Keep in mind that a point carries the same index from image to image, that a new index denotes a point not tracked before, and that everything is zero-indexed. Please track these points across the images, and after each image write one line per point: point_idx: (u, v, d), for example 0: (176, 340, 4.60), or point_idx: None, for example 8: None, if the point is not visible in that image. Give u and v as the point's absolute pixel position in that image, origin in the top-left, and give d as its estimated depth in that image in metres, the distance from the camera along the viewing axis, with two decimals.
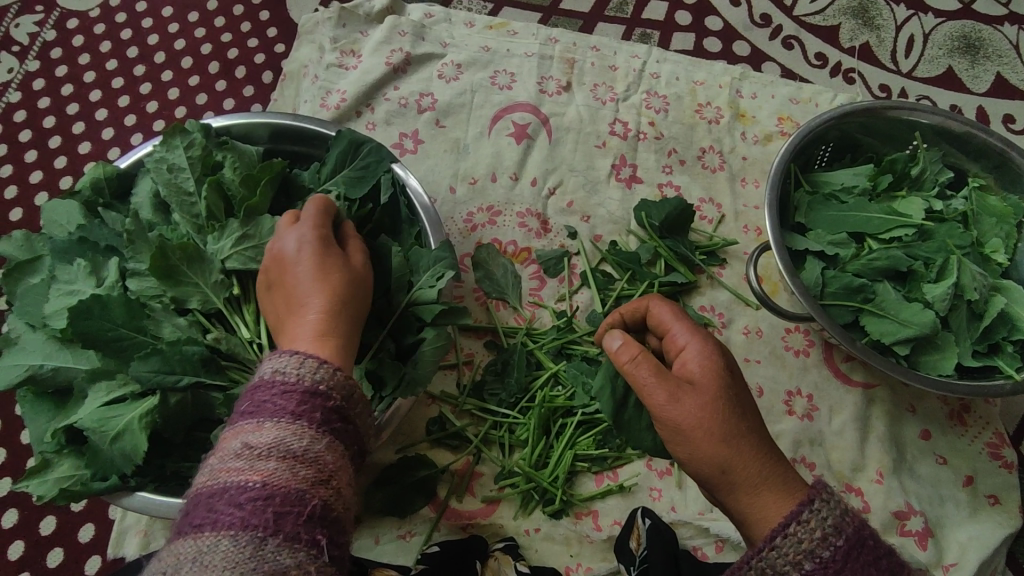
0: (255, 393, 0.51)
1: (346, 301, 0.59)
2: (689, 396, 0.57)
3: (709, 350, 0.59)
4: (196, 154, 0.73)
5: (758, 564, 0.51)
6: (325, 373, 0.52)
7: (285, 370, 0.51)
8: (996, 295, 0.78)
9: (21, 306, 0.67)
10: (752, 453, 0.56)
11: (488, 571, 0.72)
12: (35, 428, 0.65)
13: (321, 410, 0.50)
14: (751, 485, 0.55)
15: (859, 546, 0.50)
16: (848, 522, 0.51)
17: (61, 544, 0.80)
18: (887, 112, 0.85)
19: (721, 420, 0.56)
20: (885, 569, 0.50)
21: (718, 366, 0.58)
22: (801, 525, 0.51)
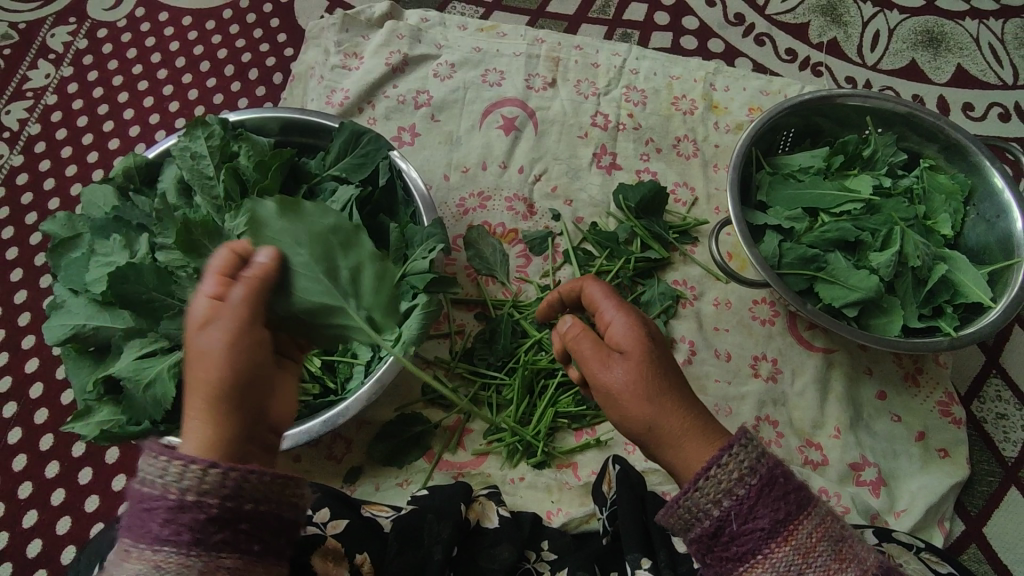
0: (133, 507, 0.51)
1: (212, 377, 0.53)
2: (618, 365, 0.61)
3: (634, 322, 0.62)
4: (216, 144, 0.83)
5: (683, 503, 0.56)
6: (189, 479, 0.49)
7: (150, 480, 0.50)
8: (939, 263, 0.86)
9: (65, 275, 0.76)
10: (679, 407, 0.59)
11: (473, 513, 0.75)
12: (78, 380, 0.75)
13: (194, 523, 0.49)
14: (680, 435, 0.59)
15: (771, 483, 0.56)
16: (763, 462, 0.56)
17: (96, 492, 0.89)
18: (841, 100, 0.93)
19: (650, 382, 0.59)
20: (793, 503, 0.55)
21: (642, 335, 0.61)
22: (721, 468, 0.56)
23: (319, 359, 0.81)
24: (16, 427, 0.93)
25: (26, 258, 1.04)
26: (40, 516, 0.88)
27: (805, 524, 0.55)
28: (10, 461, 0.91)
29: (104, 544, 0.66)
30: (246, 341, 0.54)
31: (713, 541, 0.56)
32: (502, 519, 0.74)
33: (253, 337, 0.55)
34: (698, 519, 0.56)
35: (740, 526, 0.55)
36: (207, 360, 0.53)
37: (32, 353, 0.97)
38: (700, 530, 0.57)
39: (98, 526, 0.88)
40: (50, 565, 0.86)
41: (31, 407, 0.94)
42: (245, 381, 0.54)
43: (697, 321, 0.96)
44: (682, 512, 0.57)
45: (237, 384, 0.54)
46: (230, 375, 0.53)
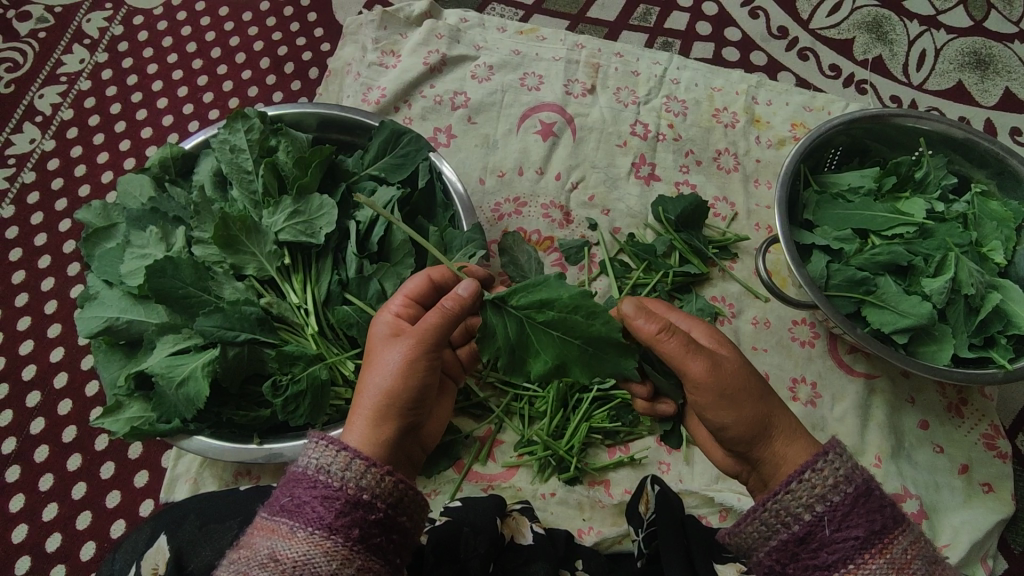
0: (295, 487, 0.54)
1: (392, 386, 0.59)
2: (725, 362, 0.61)
3: (711, 329, 0.66)
4: (255, 138, 0.81)
5: (772, 505, 0.57)
6: (369, 480, 0.54)
7: (327, 469, 0.54)
8: (992, 292, 0.83)
9: (100, 265, 0.75)
10: (776, 405, 0.63)
11: (507, 528, 0.73)
12: (109, 374, 0.73)
13: (362, 521, 0.53)
14: (789, 430, 0.62)
15: (867, 493, 0.55)
16: (858, 473, 0.56)
17: (118, 488, 0.87)
18: (893, 119, 0.90)
19: (751, 380, 0.62)
20: (890, 516, 0.54)
21: (725, 339, 0.65)
22: (815, 473, 0.56)
23: (353, 362, 0.77)
24: (39, 418, 0.92)
25: (55, 245, 1.02)
26: (61, 508, 0.87)
27: (900, 539, 0.53)
28: (32, 452, 0.90)
29: (139, 544, 0.65)
30: (431, 362, 0.60)
31: (800, 548, 0.56)
32: (537, 536, 0.72)
33: (434, 361, 0.61)
34: (786, 523, 0.57)
35: (832, 533, 0.55)
36: (388, 369, 0.59)
37: (58, 343, 0.96)
38: (787, 536, 0.56)
39: (118, 523, 0.86)
40: (69, 561, 0.84)
41: (55, 397, 0.93)
42: (415, 398, 0.60)
43: (735, 339, 0.94)
44: (768, 515, 0.57)
45: (409, 398, 0.59)
46: (406, 388, 0.59)
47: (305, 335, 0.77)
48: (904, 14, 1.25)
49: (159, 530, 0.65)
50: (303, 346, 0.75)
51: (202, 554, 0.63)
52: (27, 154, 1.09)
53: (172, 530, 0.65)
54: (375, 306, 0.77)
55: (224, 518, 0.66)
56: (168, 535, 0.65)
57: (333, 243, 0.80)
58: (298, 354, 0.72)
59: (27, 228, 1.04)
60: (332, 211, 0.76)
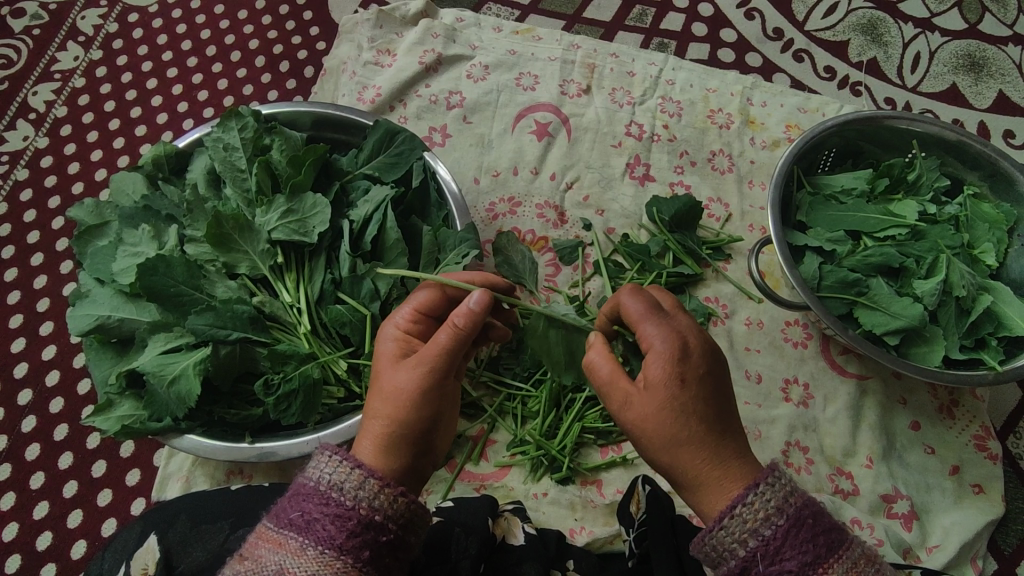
0: (306, 502, 0.53)
1: (402, 408, 0.58)
2: (638, 402, 0.58)
3: (670, 356, 0.57)
4: (249, 136, 0.81)
5: (708, 540, 0.55)
6: (382, 500, 0.53)
7: (340, 486, 0.53)
8: (984, 293, 0.83)
9: (92, 263, 0.75)
10: (701, 447, 0.57)
11: (499, 528, 0.73)
12: (100, 373, 0.73)
13: (372, 543, 0.52)
14: (706, 474, 0.57)
15: (799, 523, 0.53)
16: (790, 502, 0.54)
17: (109, 486, 0.87)
18: (886, 121, 0.90)
19: (671, 419, 0.56)
20: (823, 545, 0.53)
21: (677, 371, 0.57)
22: (746, 507, 0.54)
23: (346, 362, 0.77)
24: (30, 416, 0.92)
25: (48, 243, 1.02)
26: (52, 506, 0.86)
27: (834, 569, 0.52)
28: (23, 451, 0.90)
29: (131, 543, 0.65)
30: (443, 380, 0.59)
31: None
32: (529, 537, 0.72)
33: (446, 381, 0.59)
34: (724, 558, 0.54)
35: (766, 567, 0.53)
36: (398, 385, 0.58)
37: (50, 341, 0.96)
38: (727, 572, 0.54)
39: (110, 521, 0.85)
40: (59, 560, 0.84)
41: (47, 395, 0.92)
42: (427, 419, 0.58)
43: (729, 340, 0.94)
44: (709, 549, 0.55)
45: (422, 420, 0.58)
46: (417, 410, 0.58)
47: (297, 333, 0.77)
48: (899, 16, 1.25)
49: (150, 530, 0.65)
50: (295, 345, 0.75)
51: (193, 554, 0.63)
52: (20, 151, 1.09)
53: (163, 529, 0.65)
54: (368, 306, 0.77)
55: (216, 519, 0.65)
56: (159, 535, 0.64)
57: (326, 242, 0.80)
58: (290, 353, 0.73)
59: (20, 226, 1.04)
60: (325, 210, 0.76)
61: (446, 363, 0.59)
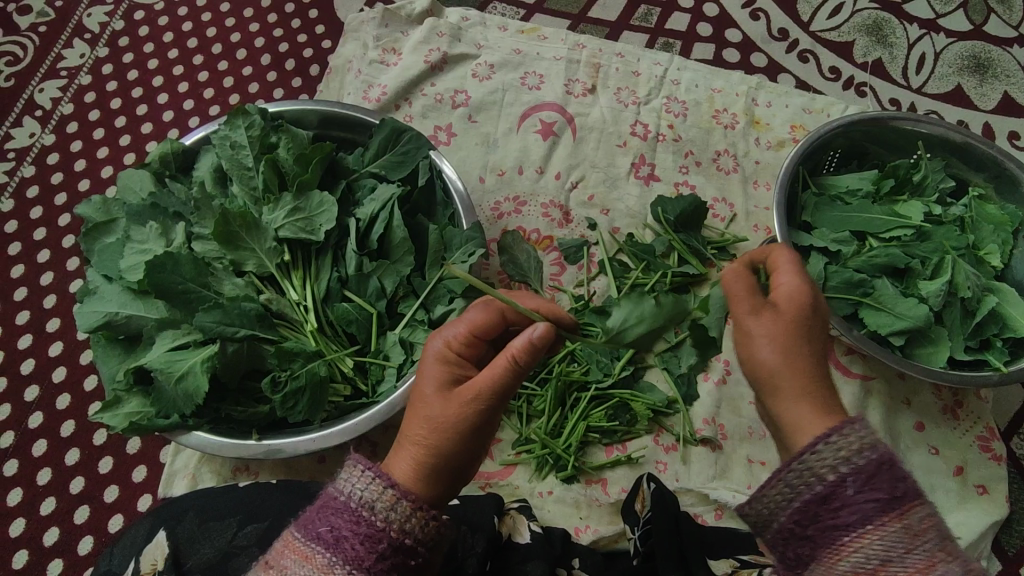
0: (337, 518, 0.51)
1: (444, 436, 0.56)
2: (776, 321, 0.59)
3: (813, 294, 0.60)
4: (256, 134, 0.81)
5: (796, 464, 0.54)
6: (413, 524, 0.52)
7: (372, 506, 0.52)
8: (989, 295, 0.84)
9: (100, 260, 0.75)
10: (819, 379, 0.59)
11: (505, 526, 0.73)
12: (108, 369, 0.73)
13: (401, 565, 0.51)
14: (798, 400, 0.58)
15: (889, 461, 0.52)
16: (881, 442, 0.53)
17: (116, 482, 0.87)
18: (891, 122, 0.91)
19: (793, 343, 0.59)
20: (910, 485, 0.52)
21: (811, 305, 0.60)
22: (844, 435, 0.54)
23: (352, 360, 0.78)
24: (37, 412, 0.92)
25: (55, 240, 1.02)
26: (59, 502, 0.87)
27: (919, 508, 0.51)
28: (30, 446, 0.90)
29: (140, 539, 0.65)
30: (487, 415, 0.57)
31: (819, 511, 0.52)
32: (534, 535, 0.72)
33: (490, 415, 0.57)
34: (808, 485, 0.53)
35: (853, 495, 0.51)
36: (445, 415, 0.56)
37: (57, 337, 0.96)
38: (807, 500, 0.53)
39: (116, 518, 0.86)
40: (66, 556, 0.84)
41: (54, 391, 0.93)
42: (466, 448, 0.57)
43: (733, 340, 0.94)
44: (793, 475, 0.54)
45: (461, 447, 0.57)
46: (456, 438, 0.56)
47: (303, 331, 0.77)
48: (904, 17, 1.25)
49: (158, 526, 0.65)
50: (302, 343, 0.76)
51: (202, 550, 0.63)
52: (27, 148, 1.09)
53: (171, 526, 0.65)
54: (374, 304, 0.78)
55: (224, 516, 0.66)
56: (167, 532, 0.65)
57: (333, 240, 0.81)
58: (298, 350, 0.73)
59: (27, 223, 1.04)
60: (332, 209, 0.76)
61: (493, 396, 0.56)
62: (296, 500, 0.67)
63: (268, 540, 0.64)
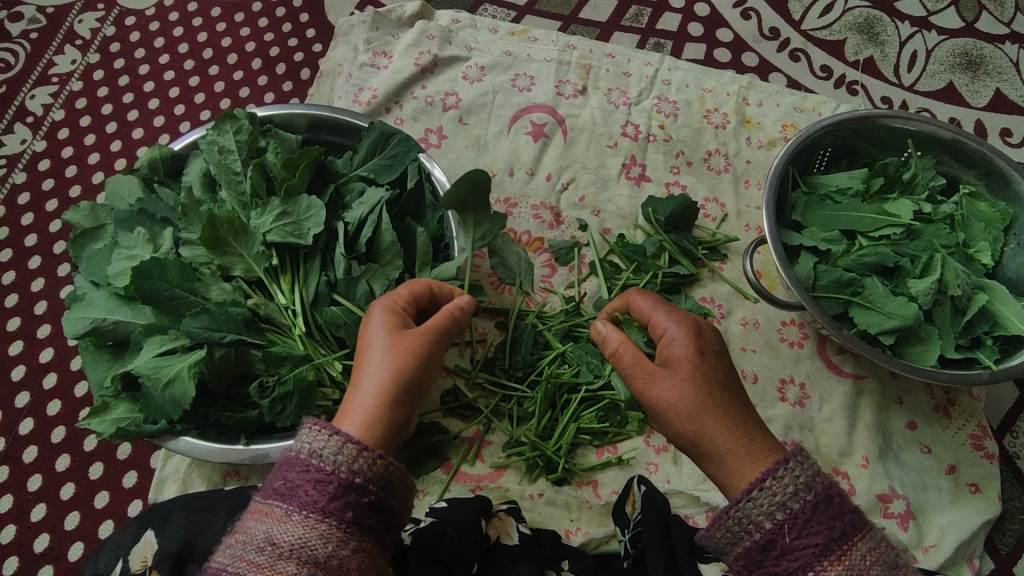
0: (290, 473, 0.55)
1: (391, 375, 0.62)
2: (676, 378, 0.62)
3: (690, 338, 0.64)
4: (244, 139, 0.81)
5: (735, 514, 0.56)
6: (361, 463, 0.55)
7: (319, 453, 0.55)
8: (979, 292, 0.83)
9: (88, 267, 0.75)
10: (736, 437, 0.60)
11: (493, 528, 0.74)
12: (95, 375, 0.73)
13: (354, 504, 0.54)
14: (727, 451, 0.59)
15: (826, 501, 0.54)
16: (818, 480, 0.55)
17: (106, 488, 0.87)
18: (882, 121, 0.90)
19: (700, 398, 0.61)
20: (849, 524, 0.53)
21: (698, 355, 0.63)
22: (776, 481, 0.55)
23: (341, 363, 0.77)
24: (28, 418, 0.92)
25: (46, 246, 1.03)
26: (49, 508, 0.87)
27: (859, 546, 0.53)
28: (21, 453, 0.90)
29: (126, 542, 0.64)
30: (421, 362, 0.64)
31: (762, 555, 0.55)
32: (523, 536, 0.74)
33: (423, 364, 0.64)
34: (748, 530, 0.55)
35: (792, 541, 0.54)
36: (393, 356, 0.63)
37: (47, 343, 0.96)
38: (750, 544, 0.55)
39: (107, 523, 0.86)
40: (57, 561, 0.85)
41: (45, 397, 0.93)
42: (413, 386, 0.63)
43: (724, 340, 0.94)
44: (732, 523, 0.56)
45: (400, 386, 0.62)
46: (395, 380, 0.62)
47: (293, 335, 0.77)
48: (896, 15, 1.25)
49: (145, 526, 0.65)
50: (291, 347, 0.76)
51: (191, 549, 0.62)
52: (18, 155, 1.09)
53: (159, 526, 0.65)
54: (363, 307, 0.77)
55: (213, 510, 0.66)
56: (156, 530, 0.64)
57: (321, 245, 0.80)
58: (285, 354, 0.73)
59: (18, 229, 1.04)
60: (319, 212, 0.76)
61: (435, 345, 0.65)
62: None
63: None
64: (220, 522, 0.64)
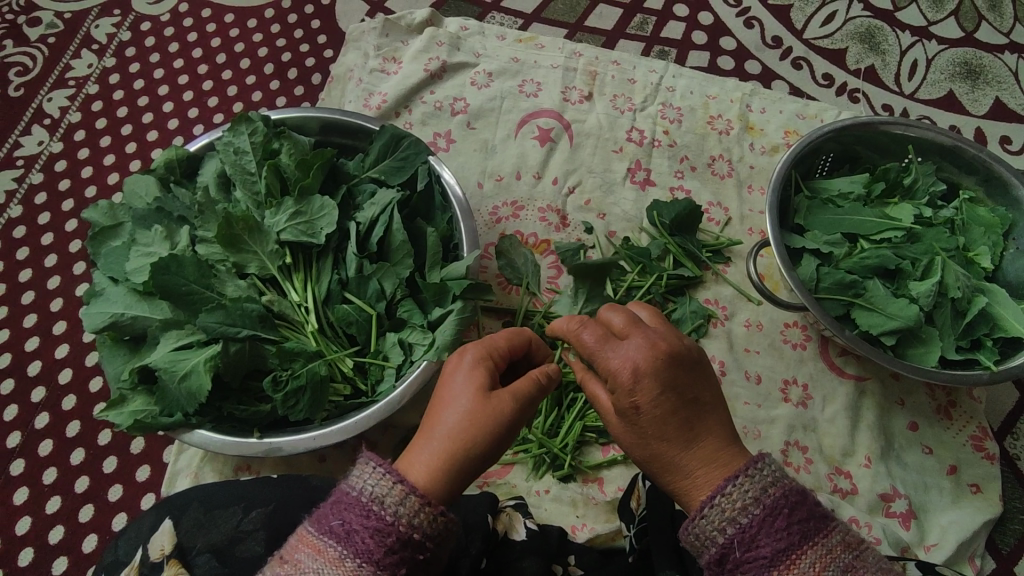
0: (348, 513, 0.53)
1: (463, 430, 0.59)
2: (621, 422, 0.63)
3: (625, 386, 0.61)
4: (258, 141, 0.83)
5: (690, 530, 0.57)
6: (422, 519, 0.53)
7: (382, 501, 0.53)
8: (979, 295, 0.85)
9: (106, 263, 0.77)
10: (679, 479, 0.61)
11: (500, 523, 0.75)
12: (112, 368, 0.75)
13: (408, 559, 0.53)
14: (675, 489, 0.62)
15: (775, 512, 0.54)
16: (767, 493, 0.55)
17: (120, 482, 0.89)
18: (884, 127, 0.92)
19: (643, 444, 0.62)
20: (797, 534, 0.54)
21: (635, 403, 0.60)
22: (725, 497, 0.56)
23: (352, 360, 0.79)
24: (43, 413, 0.93)
25: (62, 245, 1.04)
26: (63, 501, 0.88)
27: (807, 556, 0.53)
28: (36, 447, 0.91)
29: (145, 529, 0.65)
30: (504, 424, 0.60)
31: (719, 570, 0.56)
32: (530, 532, 0.74)
33: (502, 427, 0.60)
34: (704, 547, 0.57)
35: (744, 555, 0.54)
36: (471, 410, 0.60)
37: (63, 339, 0.98)
38: (706, 560, 0.57)
39: (120, 516, 0.87)
40: (71, 553, 0.86)
41: (60, 392, 0.94)
42: (486, 447, 0.60)
43: (728, 341, 0.95)
44: (691, 540, 0.58)
45: (470, 443, 0.59)
46: (470, 436, 0.59)
47: (305, 332, 0.79)
48: (896, 25, 1.27)
49: (163, 515, 0.65)
50: (304, 343, 0.77)
51: (208, 533, 0.63)
52: (35, 156, 1.11)
53: (176, 515, 0.65)
54: (374, 305, 0.80)
55: (227, 504, 0.65)
56: (174, 519, 0.65)
57: (333, 244, 0.82)
58: (298, 350, 0.75)
59: (35, 228, 1.06)
60: (332, 213, 0.78)
61: (521, 408, 0.62)
62: (303, 484, 0.68)
63: (274, 523, 0.64)
64: (235, 514, 0.64)
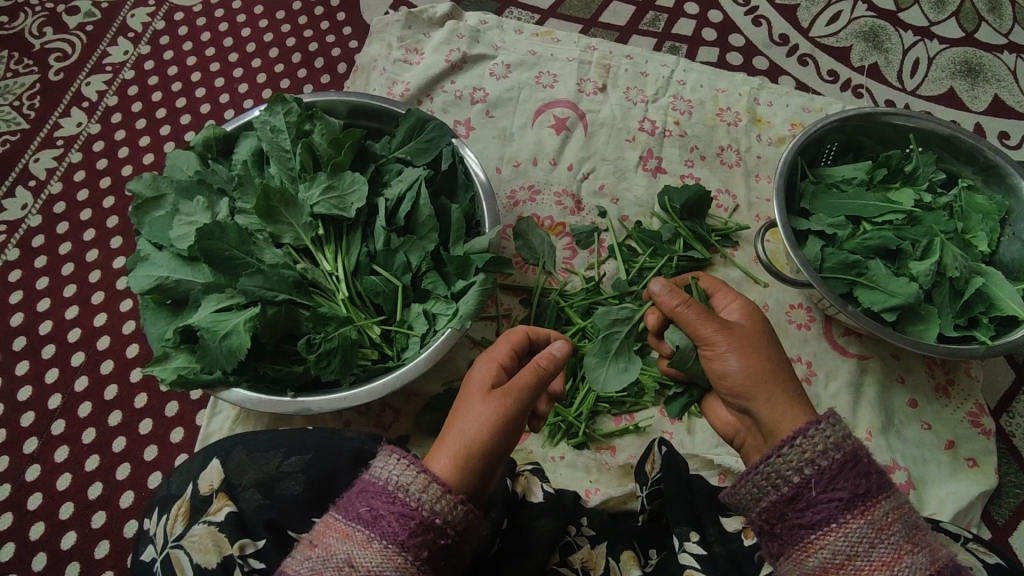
0: (375, 499, 0.56)
1: (478, 431, 0.62)
2: (737, 334, 0.71)
3: (750, 311, 0.75)
4: (293, 120, 0.87)
5: (763, 470, 0.62)
6: (443, 506, 0.56)
7: (407, 488, 0.56)
8: (976, 276, 0.89)
9: (151, 231, 0.82)
10: (774, 386, 0.69)
11: (519, 485, 0.79)
12: (156, 329, 0.79)
13: (431, 544, 0.55)
14: (770, 397, 0.69)
15: (853, 459, 0.60)
16: (847, 441, 0.61)
17: (155, 442, 0.93)
18: (886, 118, 0.97)
19: (757, 356, 0.70)
20: (874, 482, 0.59)
21: (755, 318, 0.75)
22: (807, 439, 0.61)
23: (380, 328, 0.84)
24: (82, 376, 0.98)
25: (99, 220, 1.09)
26: (102, 460, 0.93)
27: (881, 503, 0.59)
28: (75, 409, 0.96)
29: (195, 467, 0.70)
30: (518, 420, 0.64)
31: (788, 508, 0.61)
32: (547, 494, 0.78)
33: (518, 423, 0.64)
34: (777, 485, 0.62)
35: (818, 494, 0.60)
36: (484, 411, 0.63)
37: (101, 309, 1.02)
38: (778, 497, 0.62)
39: (155, 475, 0.92)
40: (109, 508, 0.90)
41: (98, 358, 0.99)
42: (504, 445, 0.63)
43: None
44: (761, 477, 0.63)
45: (487, 441, 0.62)
46: (487, 435, 0.62)
47: (336, 300, 0.83)
48: (899, 25, 1.32)
49: (211, 455, 0.71)
50: (335, 309, 0.82)
51: (251, 476, 0.68)
52: (74, 137, 1.16)
53: (223, 455, 0.70)
54: (401, 277, 0.84)
55: (270, 448, 0.70)
56: (221, 459, 0.70)
57: (362, 218, 0.87)
58: (332, 316, 0.80)
59: (74, 205, 1.11)
60: (362, 188, 0.83)
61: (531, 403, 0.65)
62: (336, 439, 0.72)
63: (312, 468, 0.69)
64: (275, 459, 0.69)
